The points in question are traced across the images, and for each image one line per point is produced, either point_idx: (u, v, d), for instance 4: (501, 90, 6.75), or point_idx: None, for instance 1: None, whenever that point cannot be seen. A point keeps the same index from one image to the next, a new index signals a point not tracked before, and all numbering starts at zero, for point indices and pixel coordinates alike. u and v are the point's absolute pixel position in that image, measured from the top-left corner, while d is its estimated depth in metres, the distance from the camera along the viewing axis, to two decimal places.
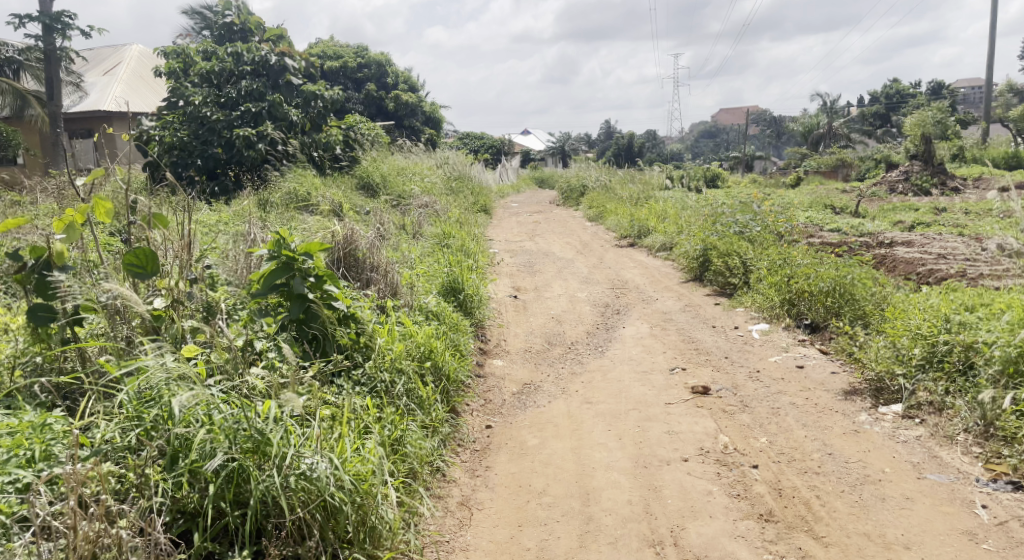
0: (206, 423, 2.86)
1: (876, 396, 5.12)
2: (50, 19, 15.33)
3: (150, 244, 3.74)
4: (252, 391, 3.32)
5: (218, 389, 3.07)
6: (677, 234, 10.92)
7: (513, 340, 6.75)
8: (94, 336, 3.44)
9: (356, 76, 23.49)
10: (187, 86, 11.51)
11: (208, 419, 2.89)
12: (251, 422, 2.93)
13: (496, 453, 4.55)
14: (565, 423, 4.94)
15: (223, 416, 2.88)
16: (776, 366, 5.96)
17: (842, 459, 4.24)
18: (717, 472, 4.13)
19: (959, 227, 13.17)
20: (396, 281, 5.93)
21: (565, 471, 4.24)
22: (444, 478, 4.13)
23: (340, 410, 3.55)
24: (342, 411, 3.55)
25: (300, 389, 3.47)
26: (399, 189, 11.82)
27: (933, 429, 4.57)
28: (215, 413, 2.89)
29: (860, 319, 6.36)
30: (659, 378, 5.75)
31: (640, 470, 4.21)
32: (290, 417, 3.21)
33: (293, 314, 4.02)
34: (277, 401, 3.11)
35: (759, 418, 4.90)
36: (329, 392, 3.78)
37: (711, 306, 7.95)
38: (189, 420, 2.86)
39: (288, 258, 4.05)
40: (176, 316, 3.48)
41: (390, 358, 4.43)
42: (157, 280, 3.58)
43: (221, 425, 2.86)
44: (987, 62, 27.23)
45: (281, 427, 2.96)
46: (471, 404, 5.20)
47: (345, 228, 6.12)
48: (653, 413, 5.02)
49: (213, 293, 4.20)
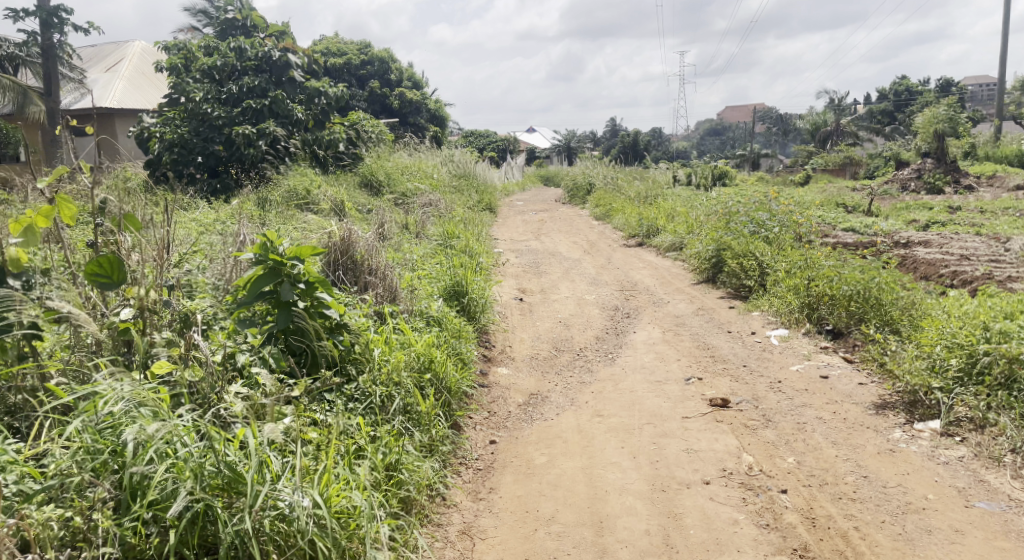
0: (169, 457, 2.53)
1: (910, 411, 4.77)
2: (47, 13, 15.05)
3: (120, 249, 3.39)
4: (229, 415, 3.00)
5: (188, 417, 2.75)
6: (687, 234, 10.55)
7: (518, 345, 6.40)
8: (60, 348, 3.12)
9: (360, 73, 23.12)
10: (188, 81, 11.17)
11: (172, 453, 2.57)
12: (220, 457, 2.61)
13: (500, 473, 4.20)
14: (575, 439, 4.59)
15: (189, 449, 2.56)
16: (799, 376, 5.60)
17: (879, 483, 3.89)
18: (743, 498, 3.78)
19: (975, 226, 12.80)
20: (396, 287, 5.59)
21: (577, 495, 3.89)
22: (444, 503, 3.79)
23: (327, 435, 3.22)
24: (330, 435, 3.22)
25: (282, 411, 3.14)
26: (402, 187, 11.49)
27: (976, 449, 4.21)
28: (181, 446, 2.58)
29: (887, 326, 6.01)
30: (674, 388, 5.39)
31: (657, 494, 3.87)
32: (269, 447, 2.89)
33: (280, 325, 3.67)
34: (253, 430, 2.79)
35: (784, 434, 4.55)
36: (317, 411, 3.45)
37: (725, 310, 7.60)
38: (149, 454, 2.53)
39: (275, 263, 3.72)
40: (147, 329, 3.14)
41: (388, 371, 4.11)
42: (126, 290, 3.21)
43: (186, 461, 2.55)
44: (1000, 57, 26.77)
45: (255, 462, 2.64)
46: (474, 417, 4.86)
47: (344, 229, 5.77)
48: (669, 428, 4.66)
49: (192, 300, 3.85)
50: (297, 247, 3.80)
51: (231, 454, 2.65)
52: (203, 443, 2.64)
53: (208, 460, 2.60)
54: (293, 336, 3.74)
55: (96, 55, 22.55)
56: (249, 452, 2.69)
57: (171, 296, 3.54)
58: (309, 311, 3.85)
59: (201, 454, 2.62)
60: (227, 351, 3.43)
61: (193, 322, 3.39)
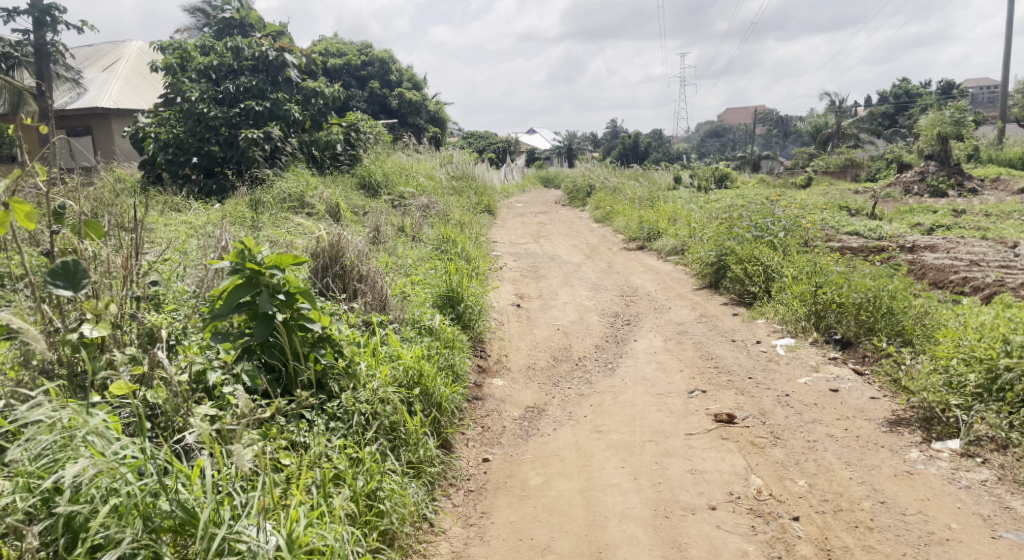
0: (114, 497, 2.31)
1: (927, 428, 4.52)
2: (40, 11, 14.79)
3: (79, 258, 3.12)
4: (191, 443, 2.77)
5: (140, 448, 2.52)
6: (689, 238, 10.30)
7: (514, 355, 6.14)
8: (11, 368, 2.81)
9: (359, 74, 22.86)
10: (183, 81, 10.91)
11: (118, 490, 2.35)
12: (172, 495, 2.41)
13: (494, 495, 3.95)
14: (572, 457, 4.34)
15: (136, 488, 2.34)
16: (807, 389, 5.35)
17: (897, 510, 3.65)
18: (752, 526, 3.55)
19: (981, 229, 12.57)
20: (386, 294, 5.34)
21: (573, 521, 3.66)
22: (432, 530, 3.55)
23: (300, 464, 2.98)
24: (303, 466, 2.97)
25: (251, 438, 2.91)
26: (399, 189, 11.24)
27: (999, 472, 3.97)
28: (128, 484, 2.35)
29: (899, 336, 5.76)
30: (676, 402, 5.13)
31: (660, 520, 3.63)
32: (232, 480, 2.66)
33: (257, 338, 3.42)
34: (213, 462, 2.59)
35: (793, 454, 4.30)
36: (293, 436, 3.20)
37: (729, 317, 7.34)
38: (92, 495, 2.32)
39: (252, 272, 3.46)
40: (107, 346, 2.89)
41: (374, 387, 3.87)
42: (83, 302, 2.92)
43: (132, 502, 2.33)
44: (1004, 59, 26.50)
45: (212, 499, 2.44)
46: (467, 433, 4.61)
47: (333, 233, 5.51)
48: (672, 446, 4.41)
49: (161, 314, 3.58)
50: (276, 256, 3.53)
51: (186, 492, 2.46)
52: (154, 479, 2.43)
53: (159, 499, 2.40)
54: (270, 351, 3.50)
55: (93, 54, 22.31)
56: (205, 489, 2.49)
57: (138, 307, 3.30)
58: (290, 324, 3.60)
59: (151, 493, 2.41)
60: (197, 367, 3.20)
61: (158, 338, 3.12)
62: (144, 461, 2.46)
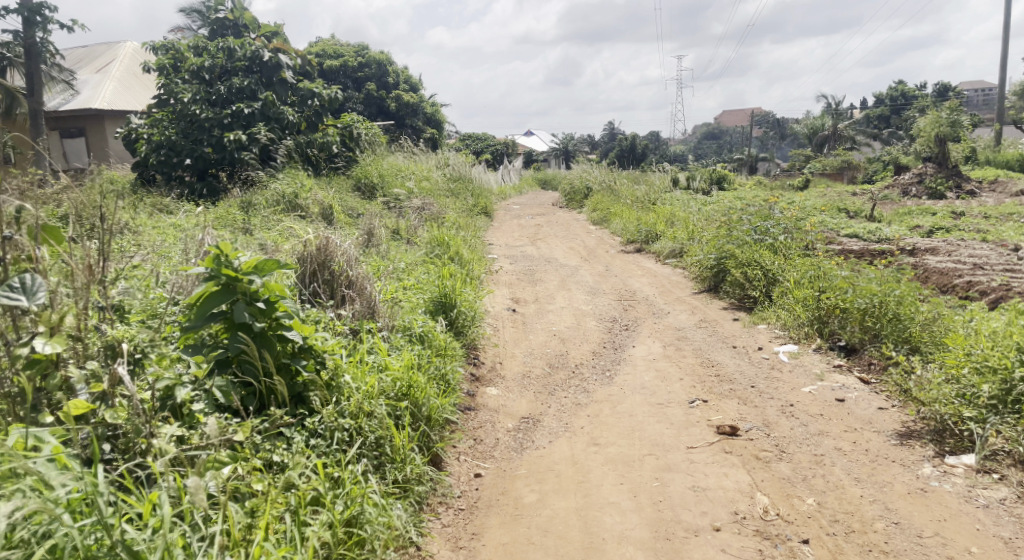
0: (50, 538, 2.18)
1: (939, 442, 4.33)
2: (30, 11, 14.52)
3: (35, 265, 2.90)
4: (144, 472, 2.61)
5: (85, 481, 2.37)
6: (688, 240, 10.09)
7: (509, 362, 5.93)
8: None
9: (356, 76, 22.63)
10: (176, 82, 10.69)
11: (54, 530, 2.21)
12: (115, 535, 2.26)
13: (485, 514, 3.74)
14: (568, 472, 4.14)
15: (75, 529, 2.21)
16: (812, 399, 5.14)
17: (913, 532, 3.46)
18: (758, 550, 3.36)
19: (981, 232, 12.42)
20: (375, 301, 5.08)
21: (569, 543, 3.46)
22: (419, 555, 3.34)
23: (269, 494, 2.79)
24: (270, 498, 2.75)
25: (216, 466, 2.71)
26: (393, 190, 11.02)
27: (1018, 490, 3.77)
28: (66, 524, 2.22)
29: (905, 344, 5.56)
30: (677, 413, 4.92)
31: (660, 543, 3.44)
32: (190, 514, 2.50)
33: (232, 350, 3.24)
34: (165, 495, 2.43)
35: (800, 469, 4.09)
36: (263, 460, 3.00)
37: (729, 322, 7.14)
38: (23, 536, 2.18)
39: (229, 279, 3.27)
40: (62, 361, 2.69)
41: (358, 400, 3.68)
42: (37, 313, 2.72)
43: (70, 544, 2.20)
44: (1001, 60, 26.40)
45: (160, 542, 2.30)
46: (458, 446, 4.40)
47: (321, 237, 5.29)
48: (673, 461, 4.20)
49: (132, 325, 3.38)
50: (254, 260, 3.33)
51: (131, 531, 2.32)
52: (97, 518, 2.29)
53: (100, 540, 2.26)
54: (246, 364, 3.30)
55: (87, 55, 22.08)
56: (154, 525, 2.35)
57: (103, 318, 3.10)
58: (267, 334, 3.38)
59: (92, 532, 2.28)
60: (166, 383, 2.98)
61: (120, 353, 2.90)
62: (91, 498, 2.31)
